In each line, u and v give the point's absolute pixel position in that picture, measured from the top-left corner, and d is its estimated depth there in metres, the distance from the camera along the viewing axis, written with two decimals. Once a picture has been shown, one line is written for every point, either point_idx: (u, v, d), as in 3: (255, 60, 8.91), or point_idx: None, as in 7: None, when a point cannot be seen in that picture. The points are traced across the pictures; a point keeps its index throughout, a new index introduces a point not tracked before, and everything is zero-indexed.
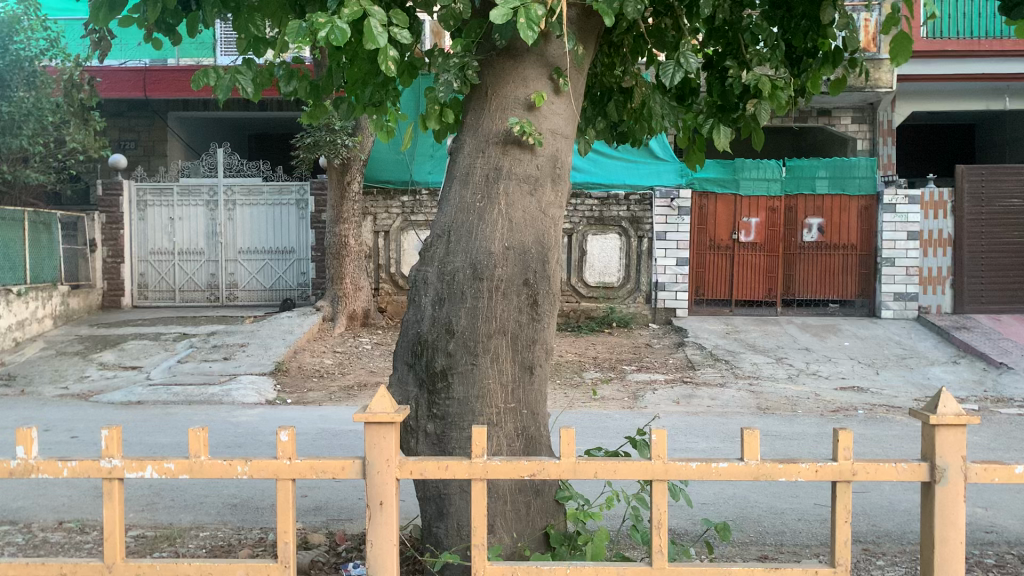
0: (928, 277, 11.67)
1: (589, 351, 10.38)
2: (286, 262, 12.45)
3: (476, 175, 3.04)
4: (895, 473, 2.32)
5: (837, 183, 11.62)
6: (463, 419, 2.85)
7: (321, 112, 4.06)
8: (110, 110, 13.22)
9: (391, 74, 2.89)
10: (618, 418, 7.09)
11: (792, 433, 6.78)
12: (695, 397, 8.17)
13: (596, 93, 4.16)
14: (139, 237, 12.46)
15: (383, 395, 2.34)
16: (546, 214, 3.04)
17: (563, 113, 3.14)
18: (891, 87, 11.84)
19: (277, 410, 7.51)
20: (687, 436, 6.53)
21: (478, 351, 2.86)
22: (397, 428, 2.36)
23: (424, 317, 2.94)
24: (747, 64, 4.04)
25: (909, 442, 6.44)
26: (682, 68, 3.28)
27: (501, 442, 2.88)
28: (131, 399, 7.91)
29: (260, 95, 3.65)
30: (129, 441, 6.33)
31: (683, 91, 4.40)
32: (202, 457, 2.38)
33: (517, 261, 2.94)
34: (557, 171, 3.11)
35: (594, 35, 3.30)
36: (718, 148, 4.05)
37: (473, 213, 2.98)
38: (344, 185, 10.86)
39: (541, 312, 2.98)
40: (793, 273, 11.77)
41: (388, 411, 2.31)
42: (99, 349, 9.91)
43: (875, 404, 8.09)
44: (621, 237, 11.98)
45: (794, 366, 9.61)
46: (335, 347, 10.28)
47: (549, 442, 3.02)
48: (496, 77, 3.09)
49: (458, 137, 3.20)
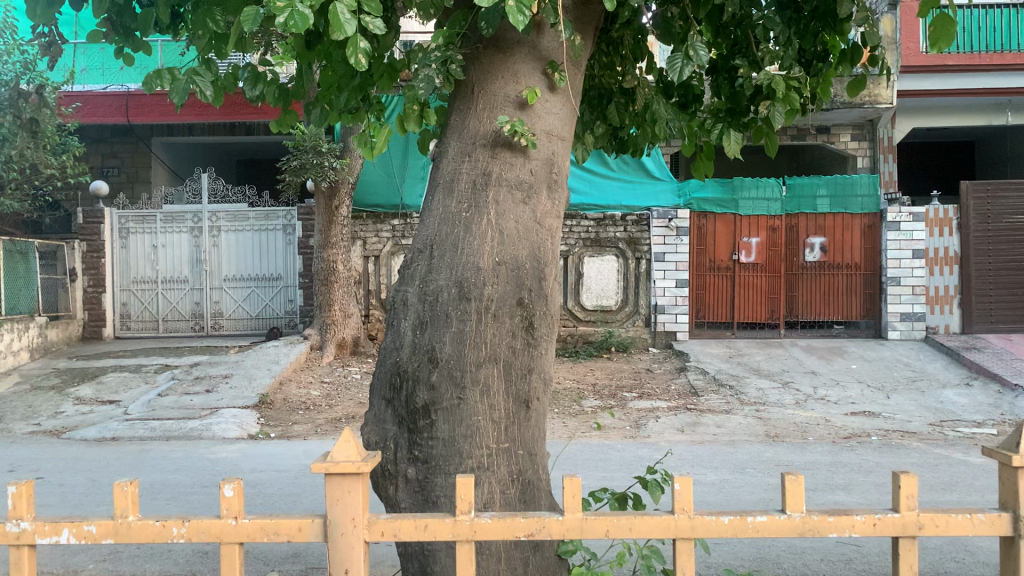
0: (935, 297, 11.31)
1: (587, 377, 9.99)
2: (273, 290, 12.04)
3: (462, 183, 2.67)
4: (970, 526, 1.98)
5: (838, 202, 11.30)
6: (448, 463, 2.45)
7: (292, 118, 3.64)
8: (92, 136, 12.88)
9: (362, 67, 2.55)
10: (620, 448, 6.70)
11: (805, 463, 6.37)
12: (700, 425, 7.76)
13: (594, 96, 3.82)
14: (121, 266, 12.08)
15: (348, 443, 1.98)
16: (542, 225, 2.68)
17: (558, 113, 2.79)
18: (891, 103, 11.56)
19: (259, 446, 7.07)
20: (695, 468, 6.16)
21: (465, 383, 2.47)
22: (365, 480, 1.98)
23: (403, 344, 2.56)
24: (758, 63, 3.66)
25: (931, 472, 6.03)
26: (691, 62, 2.93)
27: (493, 489, 2.48)
28: (105, 435, 7.48)
29: (221, 98, 3.29)
30: (98, 483, 5.90)
31: (686, 97, 4.07)
32: (131, 518, 2.00)
33: (511, 279, 2.57)
34: (553, 176, 2.76)
35: (592, 27, 2.96)
36: (729, 156, 3.68)
37: (459, 224, 2.61)
38: (331, 210, 10.51)
39: (537, 337, 2.60)
40: (795, 294, 11.42)
41: (353, 460, 1.94)
42: (76, 383, 9.47)
43: (889, 430, 7.69)
44: (618, 258, 11.64)
45: (801, 391, 9.22)
46: (322, 376, 9.87)
47: (548, 488, 2.63)
48: (484, 72, 2.74)
49: (441, 141, 2.84)
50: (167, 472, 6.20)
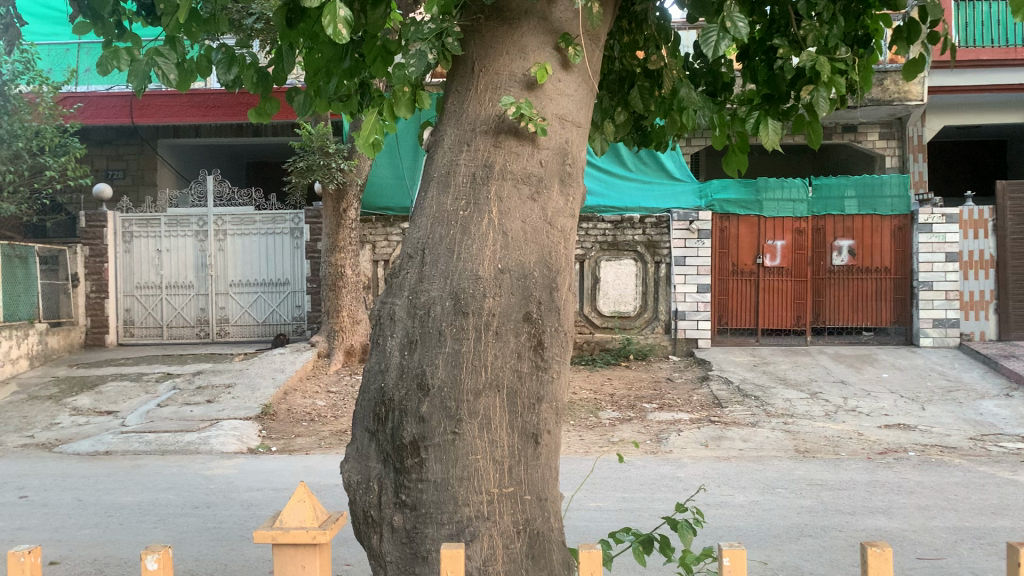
0: (969, 302, 10.78)
1: (605, 387, 9.55)
2: (280, 295, 11.69)
3: (458, 176, 2.26)
4: None
5: (866, 203, 10.82)
6: (441, 513, 2.05)
7: (271, 107, 3.18)
8: (96, 138, 12.63)
9: (340, 38, 2.21)
10: (641, 466, 6.30)
11: (840, 482, 5.93)
12: (725, 439, 7.32)
13: (614, 79, 3.44)
14: (125, 271, 11.77)
15: (301, 508, 2.01)
16: (552, 225, 2.27)
17: (574, 94, 2.38)
18: (921, 100, 11.06)
19: (258, 461, 6.70)
20: (722, 489, 5.74)
21: (461, 416, 2.07)
22: (320, 553, 2.00)
23: (389, 367, 2.15)
24: (800, 42, 3.18)
25: (978, 495, 5.57)
26: (729, 35, 2.52)
27: (495, 543, 2.06)
28: (99, 449, 7.13)
29: (188, 84, 2.87)
30: (83, 503, 5.53)
31: (714, 85, 3.67)
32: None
33: (515, 290, 2.15)
34: (566, 168, 2.34)
35: (611, 1, 2.55)
36: (766, 148, 3.24)
37: (455, 225, 2.21)
38: (339, 213, 10.14)
39: (547, 359, 2.18)
40: (822, 299, 10.94)
41: (308, 528, 1.97)
42: (75, 393, 9.14)
43: (927, 444, 7.22)
44: (637, 262, 11.21)
45: (831, 402, 8.75)
46: (329, 386, 9.49)
47: (561, 537, 2.22)
48: (486, 47, 2.33)
49: (436, 129, 2.44)
50: (157, 490, 5.83)
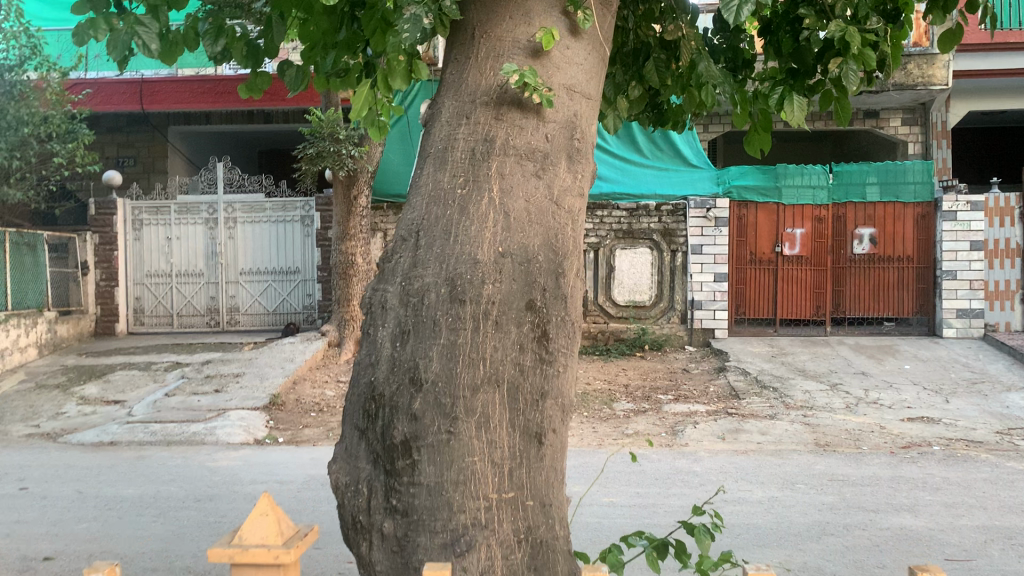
0: (995, 292, 10.54)
1: (619, 378, 9.36)
2: (291, 284, 11.56)
3: (457, 151, 2.07)
4: None
5: (888, 190, 10.55)
6: (435, 520, 1.87)
7: (263, 81, 3.03)
8: (107, 125, 12.55)
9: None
10: (656, 460, 6.12)
11: (862, 478, 5.72)
12: (743, 432, 7.11)
13: (628, 53, 3.24)
14: (136, 260, 11.68)
15: (264, 524, 1.89)
16: (558, 206, 2.08)
17: (583, 63, 2.18)
18: (946, 84, 10.72)
19: (264, 453, 6.56)
20: (741, 484, 5.53)
21: (457, 414, 1.89)
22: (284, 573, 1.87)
23: (380, 359, 1.97)
24: (829, 11, 2.95)
25: (1007, 492, 5.35)
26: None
27: (493, 552, 1.88)
28: (103, 439, 7.01)
29: (173, 56, 2.72)
30: (83, 496, 5.40)
31: (734, 62, 3.45)
32: None
33: (518, 275, 1.97)
34: (575, 143, 2.15)
35: None
36: (792, 126, 3.04)
37: (453, 205, 2.03)
38: (349, 201, 9.93)
39: (552, 350, 2.00)
40: (842, 289, 10.68)
41: (268, 546, 1.85)
42: (83, 382, 9.04)
43: (952, 439, 6.99)
44: (652, 251, 10.95)
45: (851, 394, 8.52)
46: (338, 376, 9.36)
47: (566, 546, 2.04)
48: (488, 10, 2.14)
49: (434, 101, 2.24)
50: (160, 483, 5.70)
